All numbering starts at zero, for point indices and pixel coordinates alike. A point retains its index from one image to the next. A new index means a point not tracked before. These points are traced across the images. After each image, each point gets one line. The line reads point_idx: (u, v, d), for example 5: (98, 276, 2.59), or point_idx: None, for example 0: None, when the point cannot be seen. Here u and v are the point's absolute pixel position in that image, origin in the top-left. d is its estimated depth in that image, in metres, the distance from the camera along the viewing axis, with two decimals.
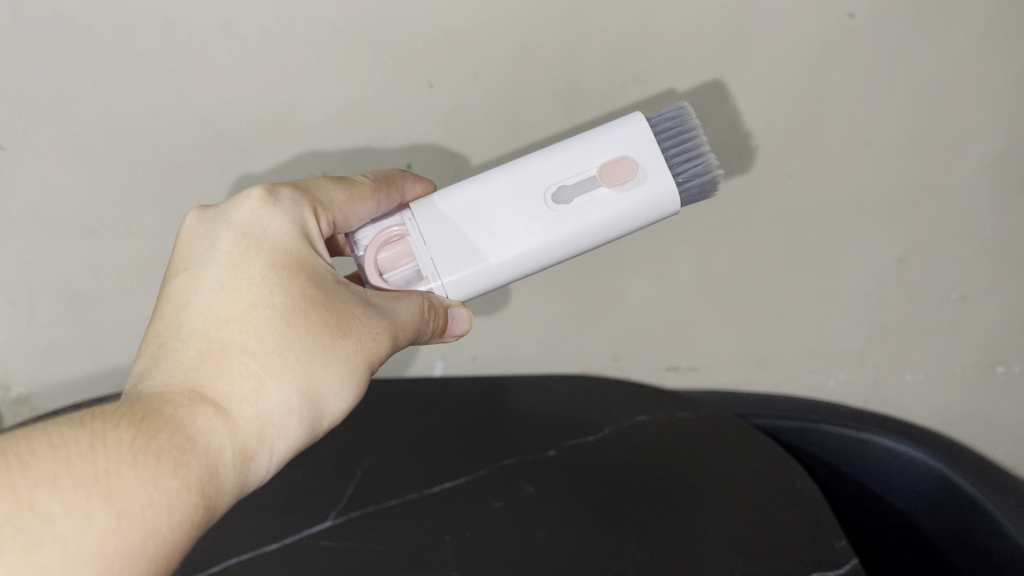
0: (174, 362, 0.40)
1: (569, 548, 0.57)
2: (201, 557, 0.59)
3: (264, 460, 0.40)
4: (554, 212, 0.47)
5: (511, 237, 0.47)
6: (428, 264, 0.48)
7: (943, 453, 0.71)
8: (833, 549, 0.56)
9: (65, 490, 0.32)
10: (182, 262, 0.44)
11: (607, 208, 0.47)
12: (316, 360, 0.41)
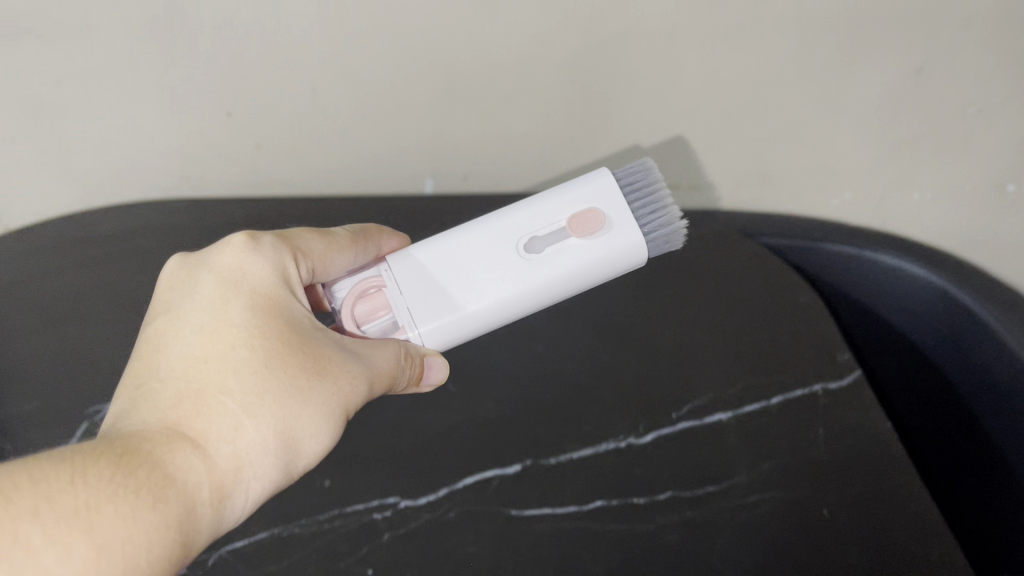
0: (152, 404, 0.38)
1: (568, 362, 0.56)
2: None
3: (241, 500, 0.39)
4: (527, 261, 0.45)
5: (486, 286, 0.45)
6: (404, 314, 0.45)
7: (950, 266, 0.67)
8: (835, 361, 0.55)
9: (49, 522, 0.32)
10: (161, 307, 0.43)
11: (582, 254, 0.45)
12: (294, 403, 0.40)
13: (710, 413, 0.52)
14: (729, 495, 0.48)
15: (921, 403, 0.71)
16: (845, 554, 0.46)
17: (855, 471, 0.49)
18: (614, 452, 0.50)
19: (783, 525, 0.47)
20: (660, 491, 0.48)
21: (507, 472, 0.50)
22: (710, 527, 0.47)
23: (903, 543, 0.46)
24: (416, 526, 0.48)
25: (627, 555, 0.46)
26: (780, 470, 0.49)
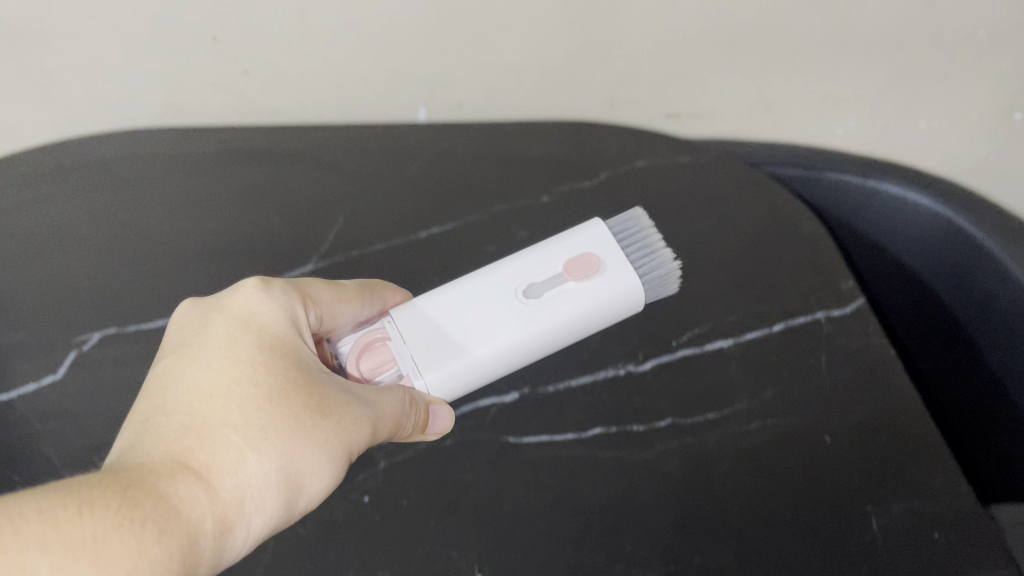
0: (156, 438, 0.37)
1: None
2: (173, 298, 0.56)
3: (242, 537, 0.37)
4: (528, 306, 0.46)
5: (491, 330, 0.45)
6: (409, 362, 0.45)
7: (955, 194, 0.63)
8: (839, 289, 0.54)
9: (56, 551, 0.30)
10: (169, 347, 0.42)
11: (580, 301, 0.46)
12: (296, 441, 0.38)
13: (711, 341, 0.51)
14: (730, 422, 0.47)
15: (928, 334, 0.68)
16: (849, 483, 0.45)
17: (859, 398, 0.48)
18: (613, 379, 0.49)
19: (785, 452, 0.46)
20: (660, 419, 0.47)
21: (505, 401, 0.48)
22: (711, 454, 0.46)
23: (907, 470, 0.45)
24: (411, 454, 0.46)
25: (626, 481, 0.45)
26: (782, 397, 0.48)
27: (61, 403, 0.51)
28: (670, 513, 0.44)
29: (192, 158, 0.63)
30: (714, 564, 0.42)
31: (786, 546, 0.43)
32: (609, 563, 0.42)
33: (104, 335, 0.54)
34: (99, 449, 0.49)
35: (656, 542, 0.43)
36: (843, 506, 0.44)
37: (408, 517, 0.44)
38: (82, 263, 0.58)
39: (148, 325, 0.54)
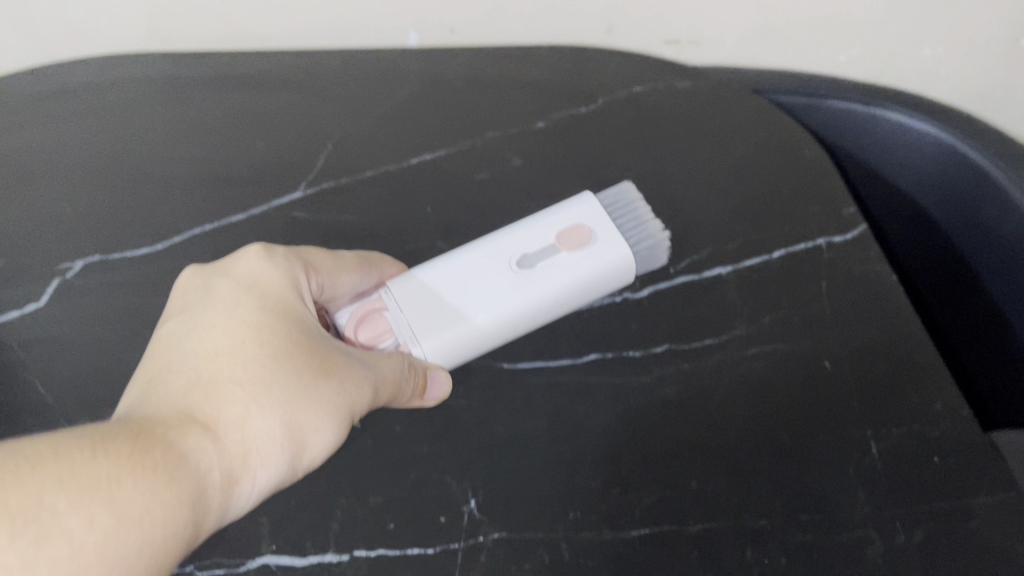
0: (161, 393, 0.36)
1: None
2: (159, 227, 0.54)
3: (248, 490, 0.36)
4: (523, 275, 0.44)
5: (487, 297, 0.44)
6: (405, 329, 0.43)
7: (958, 120, 0.62)
8: (841, 216, 0.53)
9: (71, 489, 0.30)
10: (173, 310, 0.41)
11: (576, 269, 0.45)
12: (300, 397, 0.37)
13: (710, 268, 0.50)
14: (728, 348, 0.46)
15: (934, 264, 0.67)
16: (848, 407, 0.43)
17: (859, 324, 0.47)
18: (609, 305, 0.48)
19: (783, 377, 0.44)
20: (657, 345, 0.46)
21: None
22: (708, 380, 0.44)
23: (908, 395, 0.43)
24: None
25: (621, 407, 0.43)
26: (781, 323, 0.47)
27: (44, 331, 0.49)
28: (666, 437, 0.42)
29: (176, 86, 0.61)
30: (709, 488, 0.40)
31: (784, 469, 0.41)
32: (605, 488, 0.41)
33: (87, 263, 0.52)
34: (88, 375, 0.47)
35: (653, 465, 0.41)
36: (842, 431, 0.42)
37: (402, 443, 0.43)
38: (66, 193, 0.56)
39: (132, 254, 0.52)
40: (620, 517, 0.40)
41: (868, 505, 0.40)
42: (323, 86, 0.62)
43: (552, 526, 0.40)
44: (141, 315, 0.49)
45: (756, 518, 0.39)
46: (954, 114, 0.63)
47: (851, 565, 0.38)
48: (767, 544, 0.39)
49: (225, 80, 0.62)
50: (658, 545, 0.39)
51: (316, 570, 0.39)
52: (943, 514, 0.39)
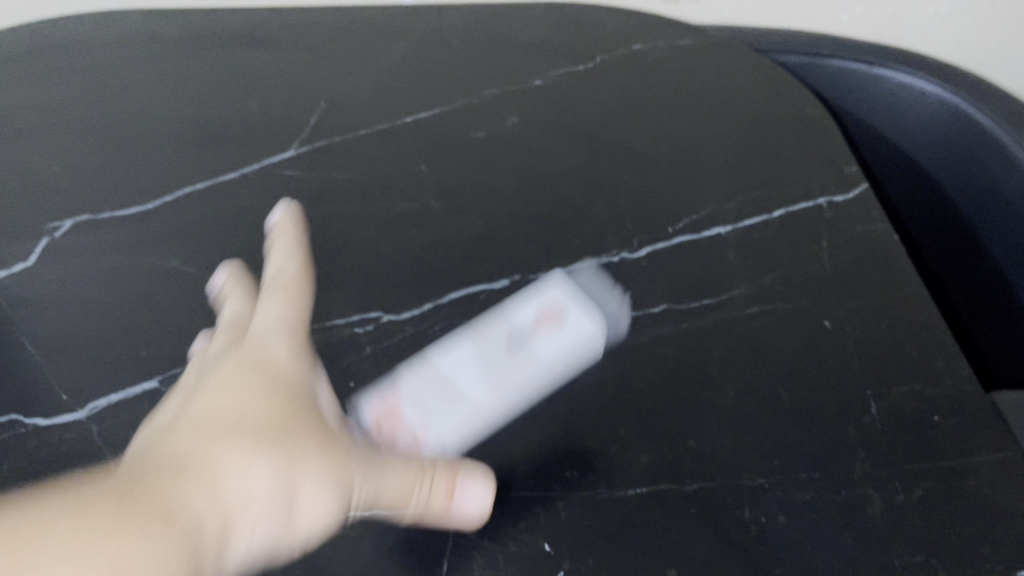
0: (151, 447, 0.32)
1: (558, 178, 0.53)
2: (150, 187, 0.53)
3: (243, 549, 0.31)
4: (520, 351, 0.40)
5: (490, 375, 0.39)
6: (413, 420, 0.37)
7: (957, 76, 0.61)
8: (842, 175, 0.52)
9: (49, 540, 0.26)
10: (179, 383, 0.38)
11: (570, 341, 0.40)
12: (303, 458, 0.33)
13: (709, 228, 0.50)
14: (727, 306, 0.45)
15: (938, 227, 0.66)
16: (848, 366, 0.42)
17: (860, 283, 0.46)
18: (607, 265, 0.48)
19: (784, 335, 0.44)
20: (654, 305, 0.46)
21: (496, 287, 0.47)
22: (706, 340, 0.44)
23: (909, 353, 0.43)
24: (398, 339, 0.44)
25: (619, 366, 0.43)
26: (781, 281, 0.47)
27: (29, 290, 0.47)
28: (663, 396, 0.41)
29: (168, 50, 0.61)
30: (708, 446, 0.39)
31: (784, 428, 0.40)
32: (601, 446, 0.40)
33: (76, 223, 0.51)
34: (72, 330, 0.45)
35: (651, 423, 0.40)
36: (843, 389, 0.41)
37: None
38: (53, 153, 0.55)
39: (122, 214, 0.51)
40: (616, 476, 0.38)
41: (869, 464, 0.38)
42: (315, 46, 0.61)
43: (549, 484, 0.38)
44: (130, 276, 0.48)
45: (754, 476, 0.38)
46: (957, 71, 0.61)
47: (851, 522, 0.37)
48: (766, 502, 0.37)
49: (217, 42, 0.61)
50: (654, 502, 0.37)
51: None
52: (946, 470, 0.38)
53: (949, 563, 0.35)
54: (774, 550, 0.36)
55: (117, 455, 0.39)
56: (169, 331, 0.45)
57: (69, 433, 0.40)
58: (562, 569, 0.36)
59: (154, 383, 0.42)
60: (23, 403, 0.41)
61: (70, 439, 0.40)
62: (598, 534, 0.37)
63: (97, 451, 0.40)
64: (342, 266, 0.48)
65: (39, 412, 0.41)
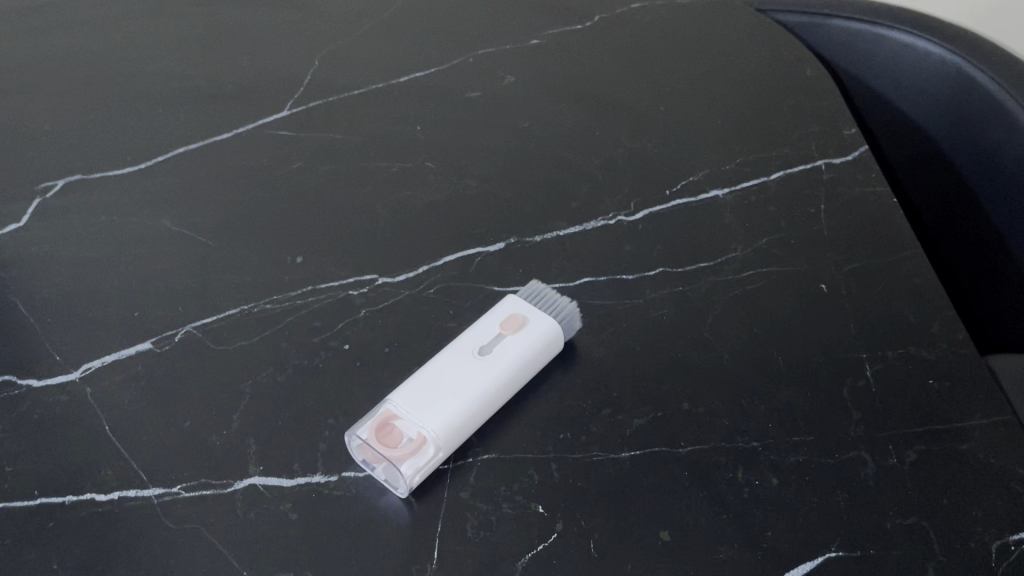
0: None
1: (554, 139, 0.53)
2: (142, 146, 0.53)
3: None
4: (495, 355, 0.38)
5: (474, 377, 0.37)
6: (411, 429, 0.36)
7: (956, 35, 0.61)
8: (841, 138, 0.52)
9: None
10: None
11: (536, 339, 0.39)
12: None
13: (705, 191, 0.49)
14: (724, 270, 0.45)
15: (938, 192, 0.65)
16: (844, 330, 0.42)
17: (857, 247, 0.46)
18: (604, 228, 0.47)
19: (780, 300, 0.44)
20: (651, 269, 0.45)
21: (491, 250, 0.46)
22: (702, 303, 0.44)
23: (906, 318, 0.43)
24: (394, 302, 0.44)
25: (614, 329, 0.43)
26: (778, 245, 0.46)
27: (21, 251, 0.47)
28: (658, 359, 0.41)
29: (165, 21, 0.61)
30: (702, 409, 0.39)
31: (779, 391, 0.40)
32: (595, 409, 0.39)
33: (69, 182, 0.50)
34: (67, 292, 0.45)
35: (645, 386, 0.40)
36: (838, 352, 0.41)
37: (390, 364, 0.41)
38: (45, 113, 0.55)
39: (115, 174, 0.51)
40: (610, 439, 0.38)
41: (862, 428, 0.38)
42: (312, 18, 0.61)
43: (542, 446, 0.38)
44: (124, 237, 0.47)
45: (748, 439, 0.38)
46: (957, 30, 0.61)
47: (845, 485, 0.36)
48: (760, 464, 0.37)
49: (214, 16, 0.62)
50: (647, 465, 0.37)
51: (306, 490, 0.36)
52: (940, 435, 0.38)
53: (942, 526, 0.35)
54: (766, 511, 0.36)
55: (110, 416, 0.39)
56: (163, 293, 0.44)
57: (63, 393, 0.40)
58: (556, 530, 0.35)
59: (148, 345, 0.42)
60: (16, 365, 0.41)
61: (64, 401, 0.40)
62: (591, 495, 0.36)
63: (91, 411, 0.39)
64: (337, 228, 0.48)
65: (33, 372, 0.41)
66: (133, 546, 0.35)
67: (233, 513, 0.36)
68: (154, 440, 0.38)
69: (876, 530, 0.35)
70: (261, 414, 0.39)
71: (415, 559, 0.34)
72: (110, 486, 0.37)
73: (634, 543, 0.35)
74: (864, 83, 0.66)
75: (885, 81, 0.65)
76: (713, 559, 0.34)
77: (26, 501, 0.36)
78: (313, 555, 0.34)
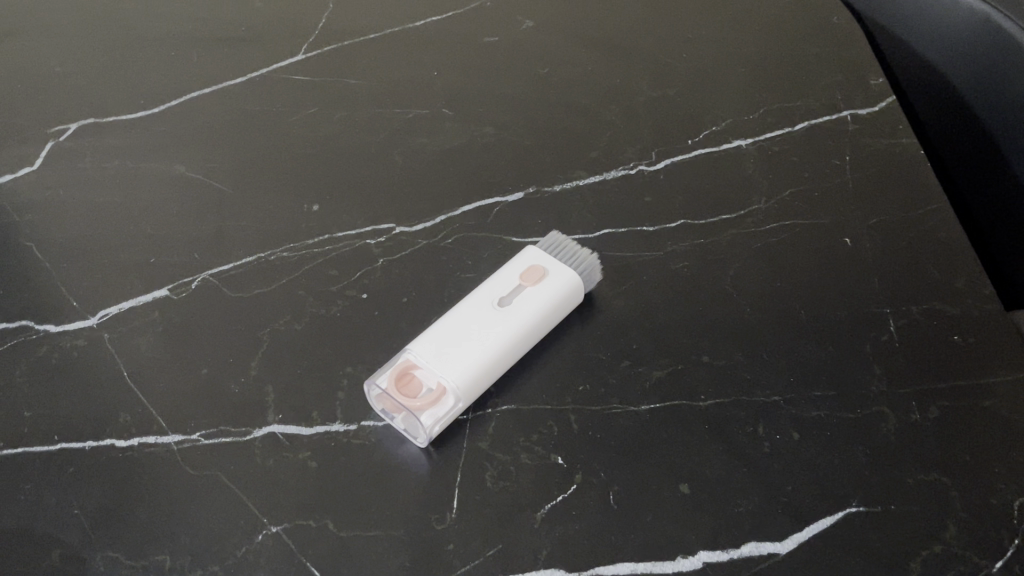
0: None
1: (572, 87, 0.52)
2: (155, 90, 0.52)
3: None
4: (514, 306, 0.38)
5: (493, 328, 0.37)
6: (430, 380, 0.36)
7: None
8: (867, 88, 0.51)
9: None
10: None
11: (555, 290, 0.39)
12: None
13: (728, 141, 0.48)
14: (746, 222, 0.44)
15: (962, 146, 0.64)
16: (867, 284, 0.42)
17: (882, 200, 0.45)
18: (624, 178, 0.47)
19: (802, 253, 0.43)
20: (671, 220, 0.45)
21: (509, 200, 0.46)
22: (723, 255, 0.43)
23: (931, 272, 0.42)
24: (411, 251, 0.43)
25: (634, 281, 0.42)
26: (802, 197, 0.46)
27: (35, 195, 0.46)
28: (678, 311, 0.41)
29: None
30: (722, 362, 0.39)
31: (800, 345, 0.39)
32: (615, 361, 0.39)
33: (80, 126, 0.50)
34: (81, 238, 0.44)
35: (664, 339, 0.40)
36: (861, 307, 0.41)
37: (409, 313, 0.41)
38: (58, 58, 0.54)
39: (128, 118, 0.50)
40: (629, 391, 0.38)
41: (885, 382, 0.38)
42: None
43: (561, 398, 0.38)
44: (138, 183, 0.47)
45: (769, 394, 0.38)
46: None
47: (866, 439, 0.36)
48: (781, 418, 0.37)
49: None
50: (667, 417, 0.37)
51: (325, 439, 0.36)
52: (963, 391, 0.38)
53: (964, 482, 0.35)
54: (787, 465, 0.36)
55: (128, 362, 0.39)
56: (178, 239, 0.44)
57: (80, 339, 0.40)
58: (575, 481, 0.35)
59: (164, 292, 0.42)
60: (32, 310, 0.41)
61: (82, 346, 0.40)
62: (610, 447, 0.36)
63: (108, 357, 0.39)
64: (352, 176, 0.47)
65: (51, 318, 0.41)
66: (153, 492, 0.35)
67: (252, 460, 0.36)
68: (172, 387, 0.38)
69: (897, 486, 0.35)
70: (279, 362, 0.39)
71: (434, 508, 0.34)
72: (129, 432, 0.37)
73: (654, 495, 0.35)
74: (892, 29, 0.64)
75: (913, 29, 0.63)
76: (733, 513, 0.34)
77: (46, 447, 0.36)
78: (334, 502, 0.34)
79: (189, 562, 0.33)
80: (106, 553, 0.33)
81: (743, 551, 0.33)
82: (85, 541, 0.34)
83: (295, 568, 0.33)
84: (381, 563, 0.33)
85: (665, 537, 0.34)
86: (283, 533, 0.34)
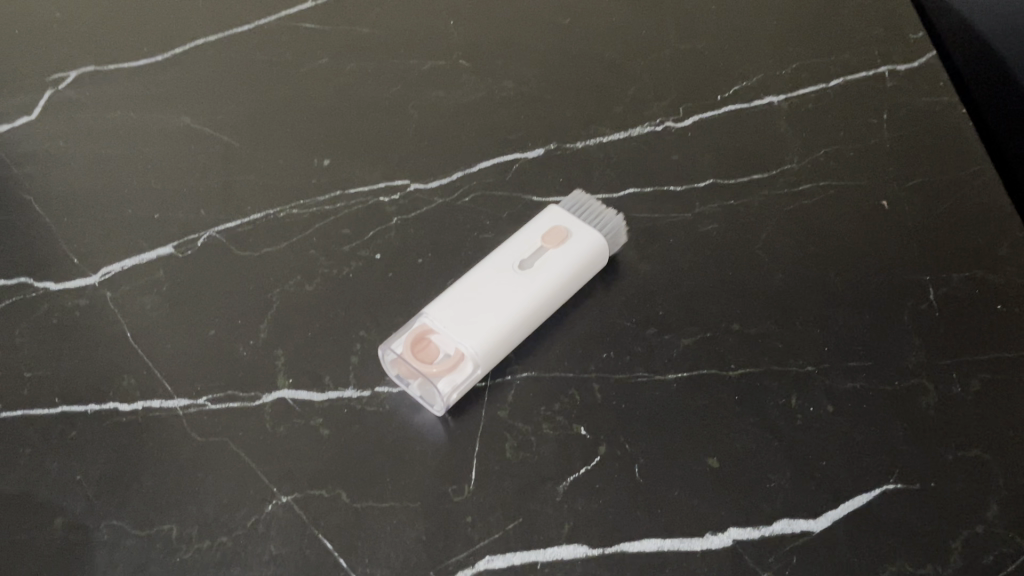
0: None
1: (595, 38, 0.49)
2: (158, 37, 0.49)
3: None
4: (535, 269, 0.36)
5: (513, 291, 0.35)
6: (448, 345, 0.34)
7: None
8: (906, 42, 0.48)
9: None
10: None
11: (578, 253, 0.37)
12: None
13: (759, 97, 0.46)
14: (778, 184, 0.42)
15: None
16: (905, 250, 0.40)
17: (921, 162, 0.43)
18: (650, 135, 0.45)
19: (837, 217, 0.41)
20: (699, 181, 0.42)
21: (529, 157, 0.44)
22: (754, 217, 0.41)
23: (973, 239, 0.40)
24: (427, 210, 0.41)
25: (660, 244, 0.40)
26: (837, 158, 0.43)
27: (35, 146, 0.44)
28: (706, 277, 0.39)
29: None
30: (753, 330, 0.37)
31: (835, 314, 0.37)
32: (640, 328, 0.37)
33: (81, 75, 0.48)
34: (83, 191, 0.42)
35: (692, 305, 0.38)
36: (899, 274, 0.39)
37: (425, 274, 0.39)
38: (59, 5, 0.52)
39: (130, 66, 0.48)
40: (655, 359, 0.36)
41: (924, 354, 0.36)
42: None
43: (584, 365, 0.36)
44: (143, 134, 0.45)
45: (802, 363, 0.36)
46: None
47: (905, 414, 0.34)
48: (815, 391, 0.35)
49: None
50: (695, 388, 0.35)
51: (338, 405, 0.35)
52: (1007, 364, 0.36)
53: (1007, 461, 0.33)
54: (821, 439, 0.34)
55: (132, 322, 0.37)
56: (182, 194, 0.42)
57: (82, 298, 0.38)
58: (599, 453, 0.34)
59: (169, 250, 0.40)
60: (31, 266, 0.39)
61: (84, 305, 0.38)
62: (635, 418, 0.35)
63: (111, 317, 0.38)
64: (364, 130, 0.45)
65: (51, 275, 0.39)
66: (159, 458, 0.33)
67: (261, 427, 0.34)
68: (178, 349, 0.36)
69: (937, 463, 0.33)
70: (290, 325, 0.37)
71: (452, 480, 0.33)
72: (133, 396, 0.35)
73: (681, 469, 0.33)
74: None
75: None
76: (764, 488, 0.33)
77: (47, 410, 0.35)
78: (347, 472, 0.33)
79: (196, 532, 0.32)
80: (110, 522, 0.32)
81: (774, 529, 0.32)
82: (89, 508, 0.32)
83: (307, 540, 0.31)
84: (396, 536, 0.32)
85: (693, 511, 0.32)
86: (294, 503, 0.32)
